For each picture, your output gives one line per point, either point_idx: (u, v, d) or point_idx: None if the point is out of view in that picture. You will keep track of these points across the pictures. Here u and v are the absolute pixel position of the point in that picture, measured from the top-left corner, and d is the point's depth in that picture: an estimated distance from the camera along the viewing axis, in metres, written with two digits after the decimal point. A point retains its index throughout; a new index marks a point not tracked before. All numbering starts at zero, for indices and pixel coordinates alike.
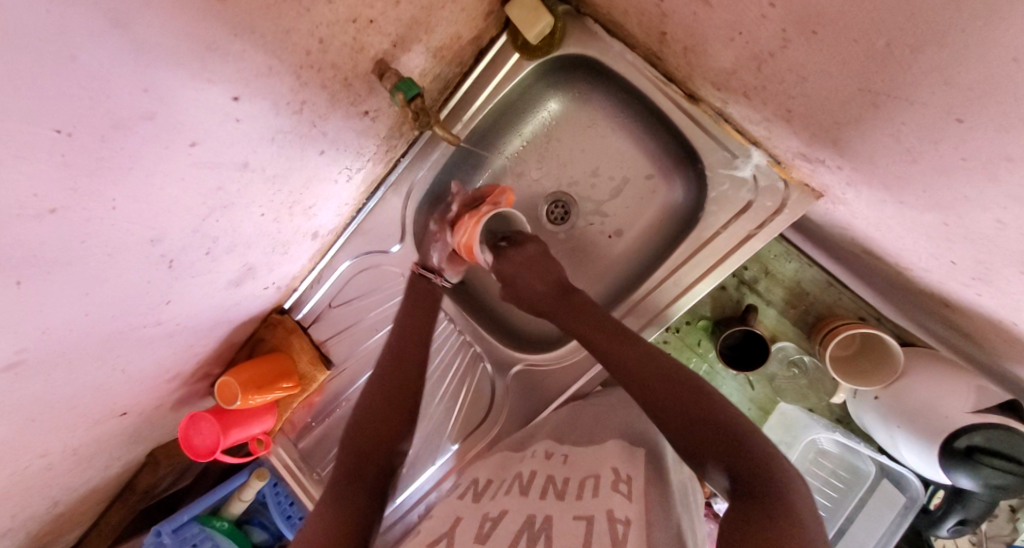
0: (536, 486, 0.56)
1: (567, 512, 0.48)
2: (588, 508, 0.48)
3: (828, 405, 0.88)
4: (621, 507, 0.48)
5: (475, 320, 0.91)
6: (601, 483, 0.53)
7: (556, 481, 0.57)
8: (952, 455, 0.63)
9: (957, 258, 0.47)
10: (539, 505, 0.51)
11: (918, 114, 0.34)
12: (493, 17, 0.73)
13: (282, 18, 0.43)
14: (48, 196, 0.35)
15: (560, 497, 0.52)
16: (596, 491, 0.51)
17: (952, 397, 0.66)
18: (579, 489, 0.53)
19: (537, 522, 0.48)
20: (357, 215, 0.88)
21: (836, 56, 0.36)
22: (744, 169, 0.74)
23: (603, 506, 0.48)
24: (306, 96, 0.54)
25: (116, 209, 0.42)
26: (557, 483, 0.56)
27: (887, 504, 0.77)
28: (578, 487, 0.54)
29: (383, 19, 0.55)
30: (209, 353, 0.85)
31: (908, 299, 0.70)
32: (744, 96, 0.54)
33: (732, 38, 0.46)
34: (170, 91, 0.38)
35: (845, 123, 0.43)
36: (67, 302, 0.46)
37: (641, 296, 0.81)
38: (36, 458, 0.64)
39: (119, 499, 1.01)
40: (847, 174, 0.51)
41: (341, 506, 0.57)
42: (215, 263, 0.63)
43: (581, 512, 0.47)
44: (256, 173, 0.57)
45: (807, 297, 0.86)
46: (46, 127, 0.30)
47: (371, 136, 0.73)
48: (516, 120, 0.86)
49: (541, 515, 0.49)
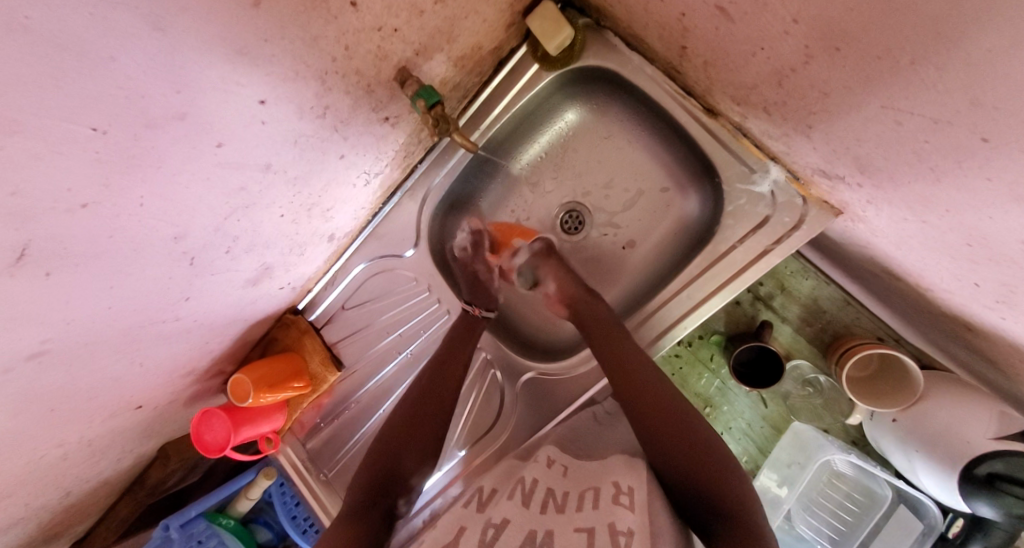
0: (536, 499, 0.57)
1: (569, 526, 0.51)
2: (590, 520, 0.51)
3: (843, 426, 0.86)
4: (623, 519, 0.50)
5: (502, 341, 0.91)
6: (602, 495, 0.55)
7: (555, 493, 0.59)
8: (972, 482, 0.62)
9: (980, 280, 0.46)
10: (540, 518, 0.53)
11: (941, 133, 0.33)
12: (515, 27, 0.74)
13: (312, 25, 0.44)
14: (80, 192, 0.36)
15: (559, 511, 0.55)
16: (597, 504, 0.54)
17: (972, 422, 0.64)
18: (579, 501, 0.56)
19: (539, 536, 0.50)
20: (373, 218, 0.89)
21: (859, 73, 0.36)
22: (762, 184, 0.73)
23: (607, 519, 0.50)
24: (330, 100, 0.55)
25: (144, 206, 0.43)
26: (556, 496, 0.58)
27: (905, 531, 0.74)
28: (577, 500, 0.56)
29: (407, 28, 0.56)
30: (224, 351, 0.86)
31: (931, 321, 0.69)
32: (764, 110, 0.54)
33: (754, 53, 0.46)
34: (200, 92, 0.39)
35: (868, 140, 0.42)
36: (93, 295, 0.47)
37: (653, 309, 0.80)
38: (52, 448, 0.66)
39: (129, 493, 1.02)
40: (868, 192, 0.51)
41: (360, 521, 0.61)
42: (234, 262, 0.65)
43: (584, 525, 0.50)
44: (277, 175, 0.58)
45: (823, 314, 0.85)
46: (81, 125, 0.32)
47: (390, 141, 0.74)
48: (534, 130, 0.87)
49: (542, 531, 0.51)
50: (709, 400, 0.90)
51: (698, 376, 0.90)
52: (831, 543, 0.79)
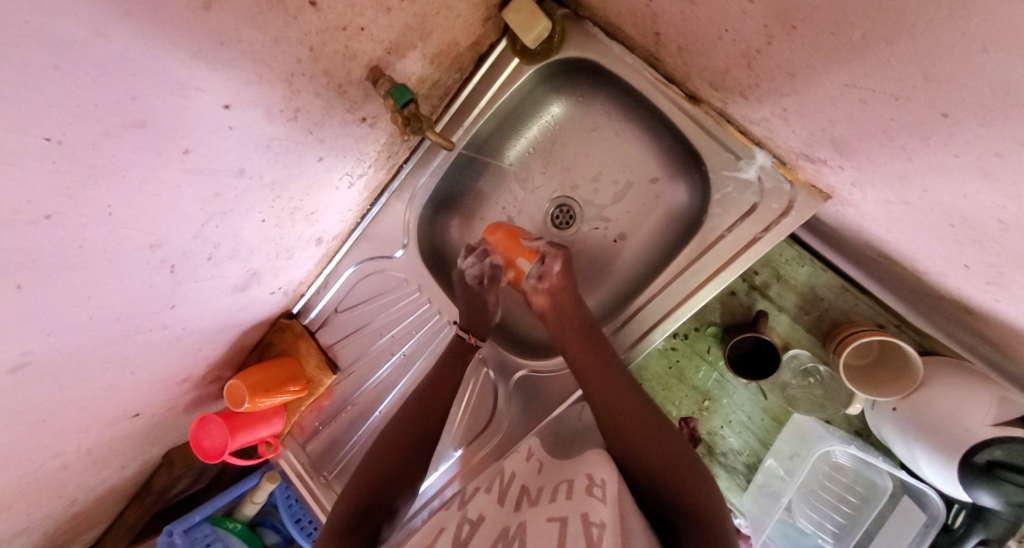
0: (511, 495, 0.57)
1: (542, 515, 0.50)
2: (563, 510, 0.49)
3: (846, 416, 0.84)
4: (597, 511, 0.48)
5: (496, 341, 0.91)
6: (575, 486, 0.54)
7: (529, 489, 0.58)
8: (972, 471, 0.60)
9: (969, 261, 0.44)
10: (512, 516, 0.53)
11: (904, 111, 0.32)
12: (492, 22, 0.73)
13: (271, 26, 0.44)
14: (43, 202, 0.36)
15: (533, 504, 0.54)
16: (569, 494, 0.53)
17: (973, 408, 0.62)
18: (552, 493, 0.55)
19: (511, 530, 0.50)
20: (361, 221, 0.89)
21: (818, 51, 0.34)
22: (749, 171, 0.71)
23: (579, 509, 0.49)
24: (300, 103, 0.55)
25: (113, 215, 0.43)
26: (531, 491, 0.57)
27: (908, 524, 0.71)
28: (551, 491, 0.55)
29: (375, 27, 0.56)
30: (218, 357, 0.87)
31: (931, 305, 0.66)
32: (741, 95, 0.53)
33: (720, 36, 0.44)
34: (158, 98, 0.39)
35: (840, 122, 0.41)
36: (70, 306, 0.47)
37: (643, 303, 0.79)
38: (50, 458, 0.67)
39: (137, 500, 1.04)
40: (850, 175, 0.49)
41: None
42: (218, 269, 0.65)
43: (556, 513, 0.49)
44: (254, 180, 0.58)
45: (821, 302, 0.83)
46: (34, 135, 0.32)
47: (370, 142, 0.74)
48: (519, 124, 0.86)
49: (516, 525, 0.51)
50: (707, 394, 0.88)
51: (694, 369, 0.89)
52: (835, 537, 0.77)
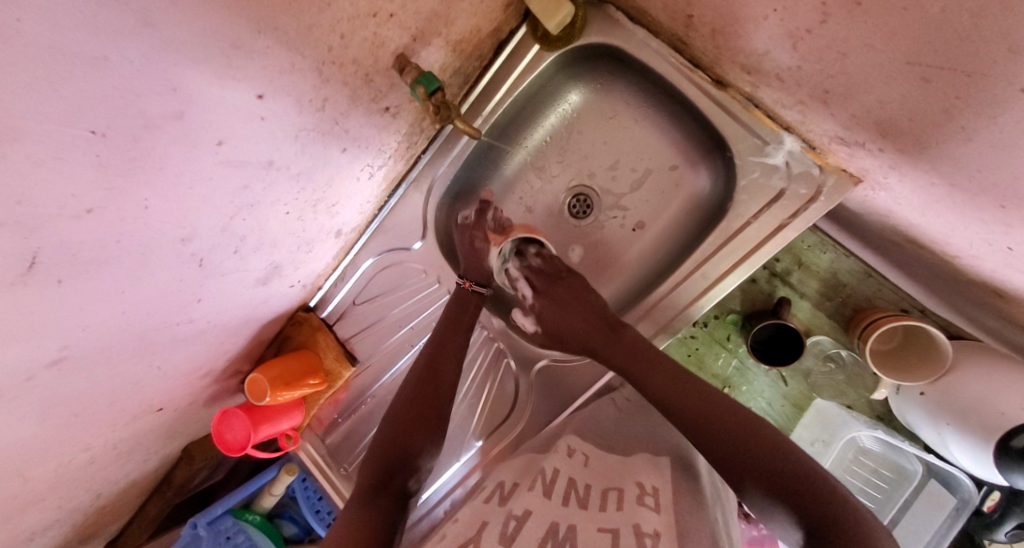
0: (557, 490, 0.57)
1: (592, 522, 0.50)
2: (615, 521, 0.50)
3: (868, 402, 0.84)
4: (648, 521, 0.50)
5: (514, 331, 0.90)
6: (626, 494, 0.55)
7: (576, 485, 0.58)
8: (1007, 455, 0.59)
9: (1014, 243, 0.44)
10: (562, 511, 0.53)
11: (977, 87, 0.31)
12: (513, 7, 0.72)
13: (305, 13, 0.43)
14: (85, 196, 0.36)
15: (583, 505, 0.54)
16: (621, 503, 0.53)
17: (1007, 392, 0.61)
18: (602, 498, 0.55)
19: (561, 531, 0.49)
20: (379, 212, 0.89)
21: (883, 28, 0.34)
22: (776, 156, 0.70)
23: (630, 520, 0.50)
24: (329, 92, 0.54)
25: (149, 209, 0.43)
26: (578, 488, 0.57)
27: (937, 506, 0.73)
28: (601, 497, 0.55)
29: (403, 13, 0.55)
30: (238, 350, 0.87)
31: (956, 289, 0.67)
32: (777, 78, 0.52)
33: (766, 16, 0.44)
34: (198, 89, 0.38)
35: (890, 101, 0.40)
36: (105, 300, 0.47)
37: (667, 291, 0.79)
38: (79, 452, 0.67)
39: (157, 493, 1.04)
40: (890, 157, 0.49)
41: (378, 509, 0.61)
42: (243, 262, 0.64)
43: (607, 525, 0.49)
44: (281, 172, 0.57)
45: (843, 288, 0.83)
46: (81, 128, 0.31)
47: (392, 132, 0.73)
48: (537, 113, 0.85)
49: (565, 524, 0.50)
50: (727, 381, 0.88)
51: (714, 356, 0.89)
52: None
